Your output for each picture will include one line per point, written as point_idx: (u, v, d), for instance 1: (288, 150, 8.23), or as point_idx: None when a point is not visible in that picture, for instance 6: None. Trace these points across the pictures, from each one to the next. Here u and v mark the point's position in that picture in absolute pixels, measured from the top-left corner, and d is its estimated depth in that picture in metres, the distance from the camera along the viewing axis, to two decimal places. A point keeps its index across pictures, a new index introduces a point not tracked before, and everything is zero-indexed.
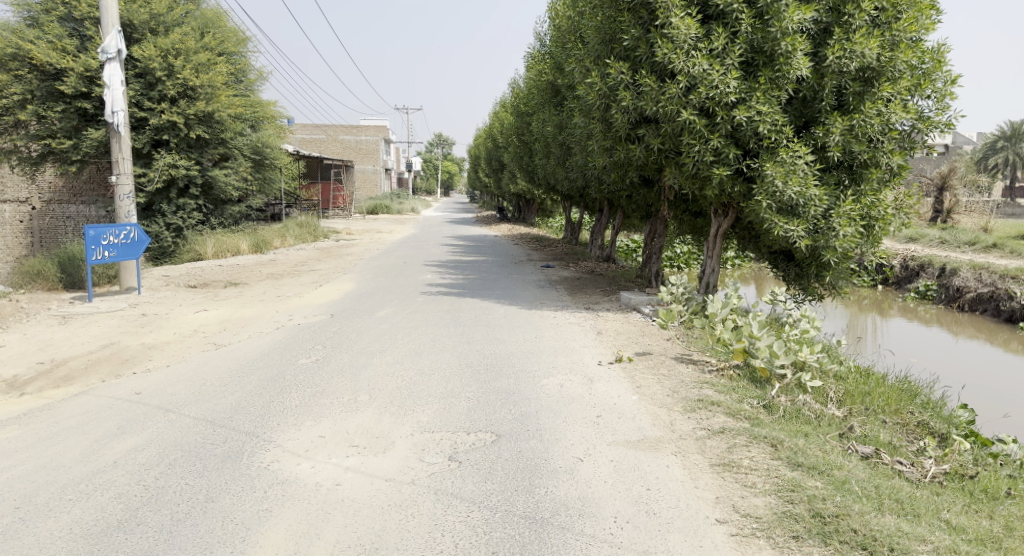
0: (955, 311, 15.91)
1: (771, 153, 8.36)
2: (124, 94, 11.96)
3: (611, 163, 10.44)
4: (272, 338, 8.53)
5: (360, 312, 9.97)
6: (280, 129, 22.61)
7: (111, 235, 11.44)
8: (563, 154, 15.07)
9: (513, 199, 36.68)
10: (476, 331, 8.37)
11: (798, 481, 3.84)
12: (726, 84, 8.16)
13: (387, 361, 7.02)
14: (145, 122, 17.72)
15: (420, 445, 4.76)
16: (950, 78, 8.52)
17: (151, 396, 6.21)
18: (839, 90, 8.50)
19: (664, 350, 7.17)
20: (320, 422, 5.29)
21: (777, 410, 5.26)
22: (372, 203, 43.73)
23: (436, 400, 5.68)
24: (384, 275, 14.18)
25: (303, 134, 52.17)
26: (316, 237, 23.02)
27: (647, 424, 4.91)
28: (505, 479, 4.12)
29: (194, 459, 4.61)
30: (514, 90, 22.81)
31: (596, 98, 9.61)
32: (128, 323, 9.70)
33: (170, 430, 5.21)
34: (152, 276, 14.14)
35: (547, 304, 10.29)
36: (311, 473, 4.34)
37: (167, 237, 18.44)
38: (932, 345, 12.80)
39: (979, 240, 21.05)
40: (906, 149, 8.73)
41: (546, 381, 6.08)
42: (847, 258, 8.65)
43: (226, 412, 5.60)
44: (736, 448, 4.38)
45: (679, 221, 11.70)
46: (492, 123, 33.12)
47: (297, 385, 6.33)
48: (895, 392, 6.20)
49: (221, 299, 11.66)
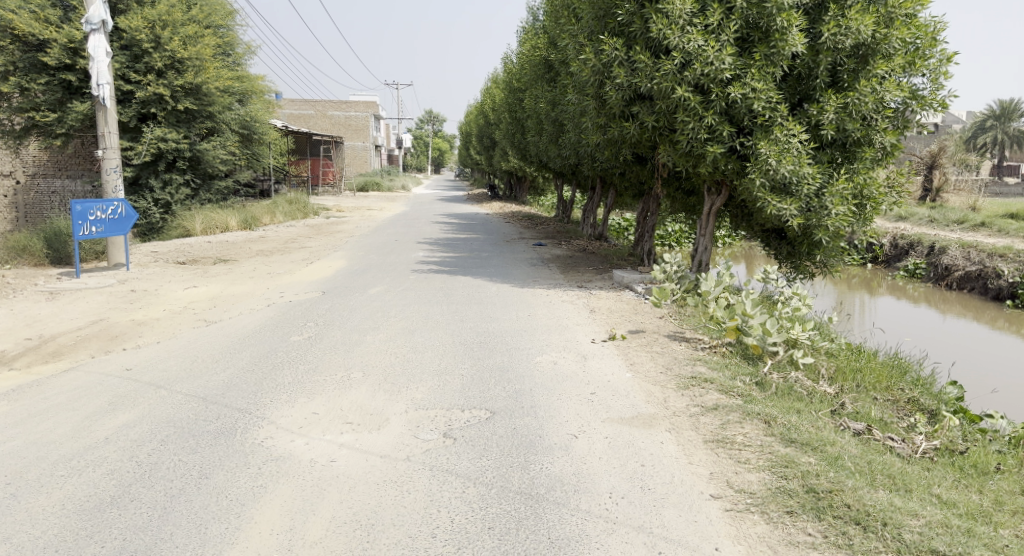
0: (943, 289, 16.04)
1: (765, 131, 8.31)
2: (110, 66, 11.73)
3: (605, 141, 10.36)
4: (263, 315, 8.48)
5: (353, 290, 9.92)
6: (268, 103, 22.34)
7: (99, 210, 11.28)
8: (555, 131, 14.96)
9: (504, 176, 36.53)
10: (469, 308, 8.37)
11: (792, 457, 3.87)
12: (722, 60, 8.07)
13: (380, 338, 6.99)
14: (131, 96, 17.45)
15: (415, 421, 4.76)
16: (946, 56, 8.48)
17: (142, 372, 6.17)
18: (834, 68, 8.46)
19: (657, 327, 7.19)
20: (315, 399, 5.28)
21: (770, 387, 5.30)
22: (362, 180, 43.37)
23: (430, 377, 5.67)
24: (375, 253, 14.10)
25: (291, 110, 51.55)
26: (306, 215, 22.85)
27: (641, 401, 4.92)
28: (501, 455, 4.13)
29: (187, 435, 4.58)
30: (506, 66, 22.59)
31: (590, 74, 9.51)
32: (117, 299, 9.62)
33: (162, 407, 5.18)
34: (140, 252, 14.00)
35: (540, 282, 10.28)
36: (305, 450, 4.34)
37: (155, 212, 18.26)
38: (920, 323, 12.95)
39: (968, 219, 21.22)
40: (899, 128, 8.71)
41: (539, 358, 6.09)
42: (839, 236, 8.67)
43: (219, 389, 5.57)
44: (730, 425, 4.39)
45: (672, 199, 11.68)
46: (484, 99, 32.85)
47: (289, 362, 6.31)
48: (885, 369, 6.25)
49: (210, 276, 11.57)
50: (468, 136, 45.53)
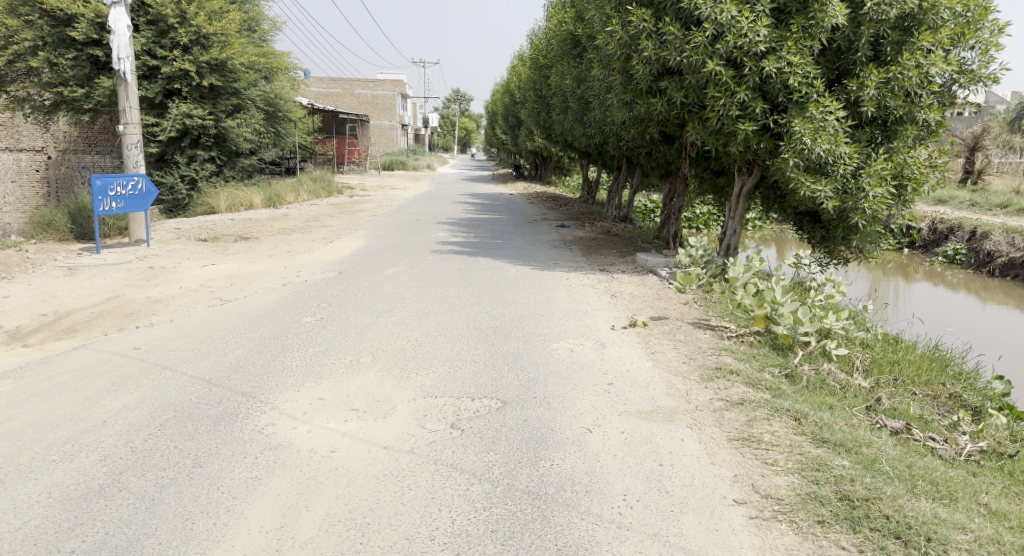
0: (985, 276, 15.33)
1: (800, 107, 7.87)
2: (132, 40, 11.60)
3: (631, 118, 9.96)
4: (278, 294, 8.34)
5: (369, 270, 9.73)
6: (293, 80, 22.18)
7: (119, 186, 11.21)
8: (581, 109, 14.55)
9: (530, 156, 36.08)
10: (486, 291, 8.12)
11: (824, 458, 3.56)
12: (756, 32, 7.65)
13: (393, 321, 6.78)
14: (156, 71, 17.40)
15: (421, 410, 4.55)
16: (998, 28, 7.90)
17: (149, 352, 6.06)
18: (876, 40, 7.96)
19: (681, 314, 6.86)
20: (321, 384, 5.09)
21: (801, 380, 4.98)
22: (387, 159, 43.20)
23: (441, 363, 5.45)
24: (395, 233, 13.89)
25: (319, 88, 51.44)
26: (330, 193, 22.75)
27: (661, 394, 4.63)
28: (509, 450, 3.90)
29: (186, 420, 4.43)
30: (532, 42, 22.10)
31: (617, 48, 9.12)
32: (134, 276, 9.55)
33: (165, 389, 5.04)
34: (163, 228, 13.98)
35: (560, 264, 9.98)
36: (306, 439, 4.15)
37: (181, 189, 18.28)
38: (961, 312, 12.33)
39: (1011, 203, 20.32)
40: (945, 105, 8.18)
41: (556, 345, 5.83)
42: (876, 220, 8.21)
43: (224, 371, 5.42)
44: (756, 422, 4.07)
45: (700, 180, 11.26)
46: (510, 77, 32.34)
47: (299, 343, 6.15)
48: (926, 362, 5.84)
49: (229, 253, 11.47)
50: (494, 115, 44.97)
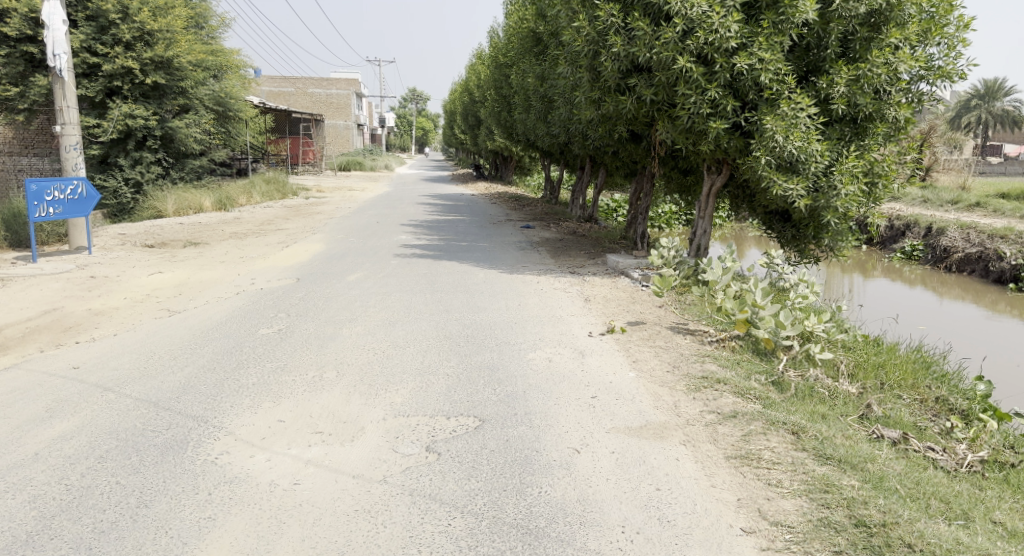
0: (942, 271, 15.62)
1: (771, 105, 7.73)
2: (67, 36, 10.88)
3: (598, 117, 9.72)
4: (231, 304, 7.83)
5: (330, 276, 9.27)
6: (243, 79, 21.42)
7: (56, 190, 10.49)
8: (544, 108, 14.31)
9: (489, 155, 35.80)
10: (455, 297, 7.77)
11: (831, 478, 3.34)
12: (727, 27, 7.44)
13: (358, 332, 6.38)
14: (97, 69, 16.50)
15: (393, 432, 4.20)
16: (963, 23, 7.90)
17: (90, 371, 5.53)
18: (845, 37, 7.86)
19: (659, 319, 6.64)
20: (281, 404, 4.69)
21: (789, 388, 4.79)
22: (343, 159, 42.28)
23: (412, 377, 5.09)
24: (355, 236, 13.41)
25: (271, 87, 50.27)
26: (285, 195, 22.04)
27: (648, 407, 4.37)
28: (492, 476, 3.58)
29: (129, 450, 3.97)
30: (491, 41, 21.78)
31: (584, 44, 8.87)
32: (73, 287, 8.90)
33: (107, 414, 4.56)
34: (107, 234, 13.20)
35: (529, 267, 9.66)
36: (265, 470, 3.75)
37: (126, 193, 17.38)
38: (922, 307, 12.46)
39: (962, 199, 20.87)
40: (912, 101, 8.15)
41: (532, 355, 5.53)
42: (847, 218, 8.16)
43: (173, 392, 4.95)
44: (753, 437, 3.83)
45: (667, 179, 11.12)
46: (469, 76, 31.98)
47: (255, 359, 5.70)
48: (910, 363, 5.70)
49: (178, 260, 10.85)
50: (452, 113, 44.42)
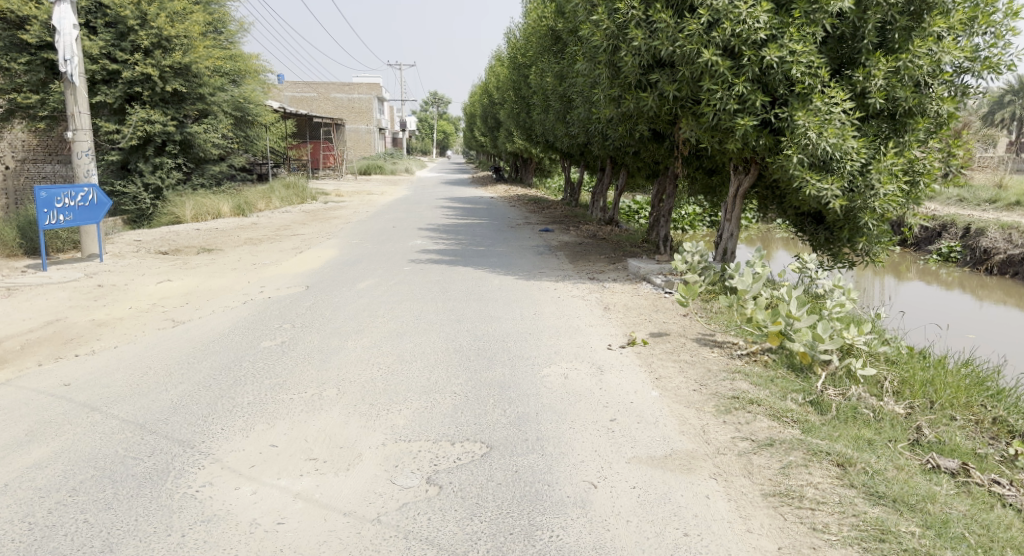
0: (981, 274, 14.90)
1: (803, 99, 7.26)
2: (79, 41, 10.70)
3: (619, 115, 9.29)
4: (237, 314, 7.53)
5: (340, 284, 8.95)
6: (263, 84, 21.32)
7: (67, 197, 10.30)
8: (563, 107, 13.90)
9: (509, 158, 35.47)
10: (467, 305, 7.40)
11: (886, 521, 2.91)
12: (756, 17, 6.99)
13: (363, 345, 6.03)
14: (116, 76, 16.42)
15: (392, 460, 3.83)
16: (1012, 10, 7.35)
17: (80, 389, 5.23)
18: (883, 27, 7.37)
19: (683, 329, 6.20)
20: (275, 426, 4.35)
21: (830, 410, 4.34)
22: (363, 163, 42.19)
23: (416, 396, 4.72)
24: (370, 241, 13.10)
25: (293, 92, 50.53)
26: (303, 199, 21.86)
27: (673, 433, 3.94)
28: (497, 516, 3.19)
29: (104, 481, 3.66)
30: (509, 41, 21.42)
31: (603, 39, 8.45)
32: (80, 296, 8.69)
33: (90, 437, 4.26)
34: (122, 241, 13.06)
35: (547, 273, 9.26)
36: (248, 506, 3.41)
37: (145, 198, 17.30)
38: (960, 311, 11.82)
39: (1000, 199, 20.02)
40: (956, 95, 7.60)
41: (547, 371, 5.13)
42: (885, 220, 7.63)
43: (163, 413, 4.63)
44: (793, 471, 3.39)
45: (691, 180, 10.65)
46: (488, 78, 31.70)
47: (253, 375, 5.36)
48: (962, 379, 5.18)
49: (189, 268, 10.62)
50: (472, 115, 44.12)
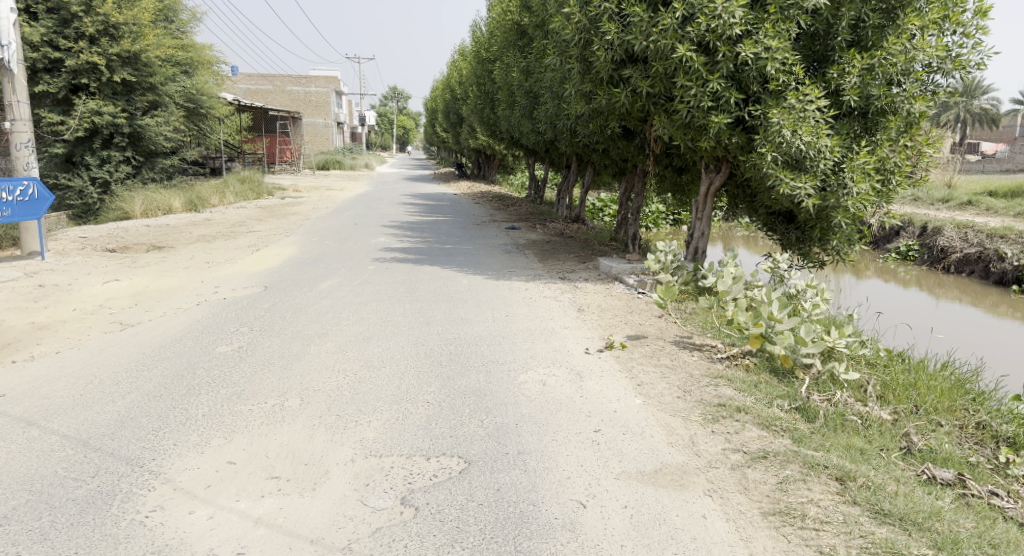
0: (939, 272, 15.22)
1: (776, 97, 7.17)
2: (17, 25, 9.99)
3: (590, 112, 9.09)
4: (191, 317, 7.09)
5: (301, 284, 8.55)
6: (216, 75, 20.55)
7: (4, 191, 9.63)
8: (529, 103, 13.66)
9: (471, 154, 35.13)
10: (436, 306, 7.11)
11: (896, 543, 2.77)
12: (731, 12, 6.85)
13: (327, 350, 5.69)
14: (59, 64, 15.53)
15: (363, 478, 3.54)
16: (982, 9, 7.37)
17: (15, 401, 4.77)
18: (856, 24, 7.32)
19: (660, 332, 6.03)
20: (232, 441, 4.01)
21: (817, 417, 4.20)
22: (322, 158, 41.27)
23: (386, 407, 4.43)
24: (331, 238, 12.66)
25: (247, 85, 49.13)
26: (260, 195, 21.17)
27: (662, 445, 3.75)
28: (480, 542, 2.94)
29: (40, 508, 3.28)
30: (473, 36, 21.12)
31: (575, 33, 8.24)
32: (19, 297, 8.09)
33: (24, 456, 3.85)
34: (66, 238, 12.32)
35: (516, 272, 9.01)
36: (204, 534, 3.08)
37: (91, 192, 16.46)
38: (922, 310, 11.99)
39: (953, 198, 20.58)
40: (928, 93, 7.60)
41: (524, 377, 4.89)
42: (857, 219, 7.61)
43: (109, 427, 4.24)
44: (791, 485, 3.23)
45: (661, 177, 10.53)
46: (449, 74, 31.29)
47: (209, 383, 4.99)
48: (943, 380, 5.13)
49: (138, 266, 10.04)
50: (434, 111, 43.61)
